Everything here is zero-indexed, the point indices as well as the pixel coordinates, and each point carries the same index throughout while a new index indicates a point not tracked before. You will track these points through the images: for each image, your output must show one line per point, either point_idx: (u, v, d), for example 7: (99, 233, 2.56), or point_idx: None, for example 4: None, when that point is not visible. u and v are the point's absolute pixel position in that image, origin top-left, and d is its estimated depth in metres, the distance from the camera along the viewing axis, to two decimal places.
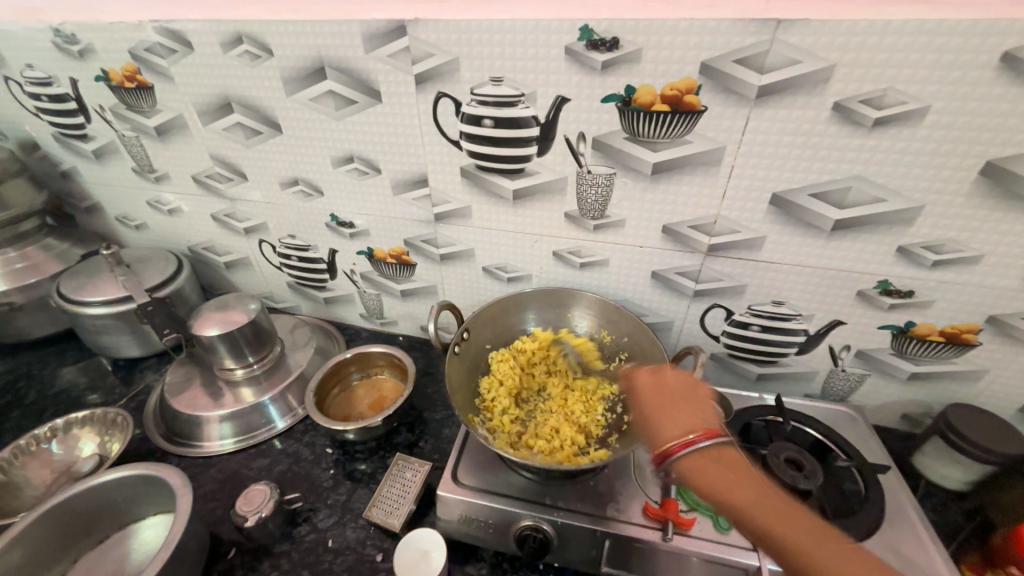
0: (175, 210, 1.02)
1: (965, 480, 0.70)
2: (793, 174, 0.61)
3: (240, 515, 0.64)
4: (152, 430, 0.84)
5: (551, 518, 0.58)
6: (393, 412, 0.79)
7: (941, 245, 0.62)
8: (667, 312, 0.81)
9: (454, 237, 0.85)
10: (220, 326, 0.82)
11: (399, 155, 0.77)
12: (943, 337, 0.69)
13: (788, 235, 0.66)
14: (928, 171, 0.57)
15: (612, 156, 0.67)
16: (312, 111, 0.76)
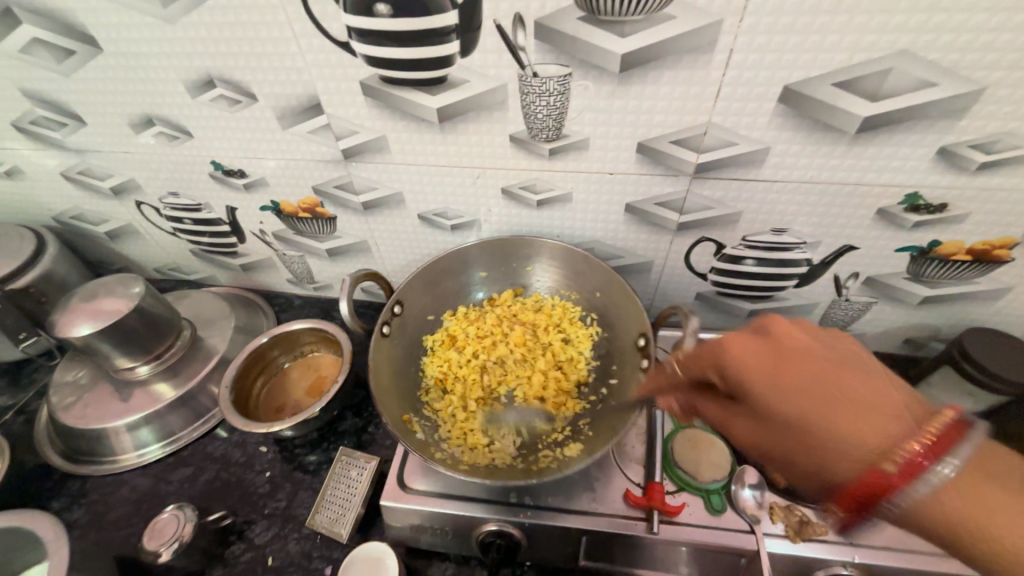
0: (13, 171, 0.79)
1: (973, 410, 0.63)
2: (813, 55, 0.44)
3: (150, 552, 0.54)
4: (50, 449, 0.71)
5: (517, 520, 0.49)
6: (331, 400, 0.66)
7: (994, 142, 0.47)
8: (645, 251, 0.67)
9: (374, 180, 0.66)
10: (93, 321, 0.64)
11: (275, 71, 0.55)
12: (969, 256, 0.58)
13: (798, 143, 0.50)
14: (1004, 35, 0.40)
15: (563, 47, 0.47)
16: (129, 11, 0.52)
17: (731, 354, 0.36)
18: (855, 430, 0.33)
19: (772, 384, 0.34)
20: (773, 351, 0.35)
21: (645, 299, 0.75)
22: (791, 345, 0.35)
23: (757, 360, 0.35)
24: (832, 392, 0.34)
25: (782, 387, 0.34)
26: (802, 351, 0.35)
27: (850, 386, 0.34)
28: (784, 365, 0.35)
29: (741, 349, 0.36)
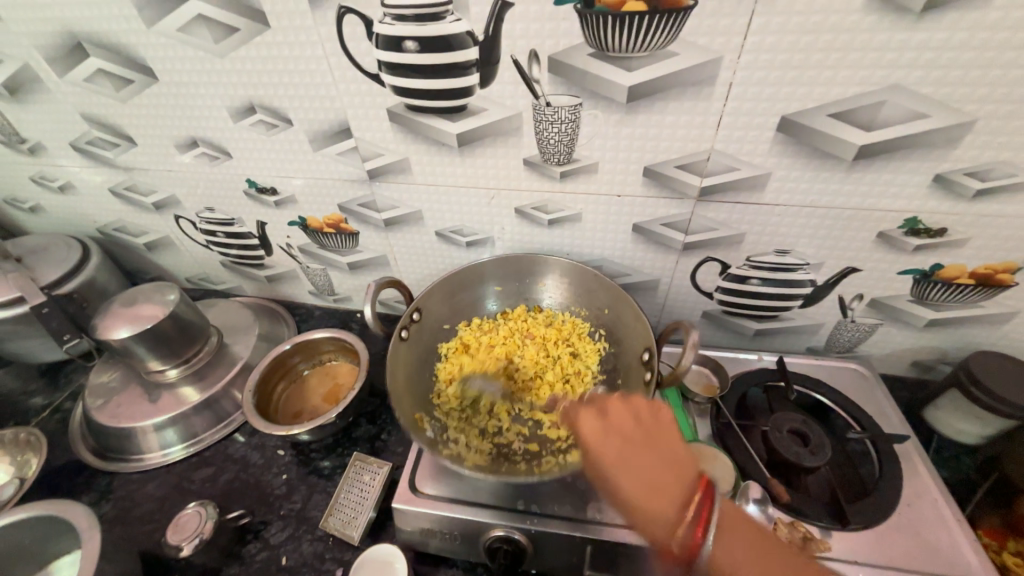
0: (66, 186, 0.86)
1: (982, 434, 0.63)
2: (810, 88, 0.47)
3: (172, 546, 0.56)
4: (81, 445, 0.75)
5: (524, 527, 0.51)
6: (347, 407, 0.69)
7: (988, 170, 0.49)
8: (652, 269, 0.69)
9: (396, 199, 0.70)
10: (132, 326, 0.69)
11: (310, 100, 0.61)
12: (973, 279, 0.59)
13: (798, 169, 0.53)
14: (990, 71, 0.43)
15: (575, 80, 0.51)
16: (184, 47, 0.59)
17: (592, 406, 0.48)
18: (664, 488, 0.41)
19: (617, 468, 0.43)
20: (641, 423, 0.46)
21: (653, 317, 0.77)
22: (661, 425, 0.46)
23: (597, 438, 0.46)
24: (637, 442, 0.45)
25: (615, 430, 0.46)
26: (625, 426, 0.46)
27: (664, 467, 0.42)
28: (625, 451, 0.44)
29: (616, 417, 0.47)
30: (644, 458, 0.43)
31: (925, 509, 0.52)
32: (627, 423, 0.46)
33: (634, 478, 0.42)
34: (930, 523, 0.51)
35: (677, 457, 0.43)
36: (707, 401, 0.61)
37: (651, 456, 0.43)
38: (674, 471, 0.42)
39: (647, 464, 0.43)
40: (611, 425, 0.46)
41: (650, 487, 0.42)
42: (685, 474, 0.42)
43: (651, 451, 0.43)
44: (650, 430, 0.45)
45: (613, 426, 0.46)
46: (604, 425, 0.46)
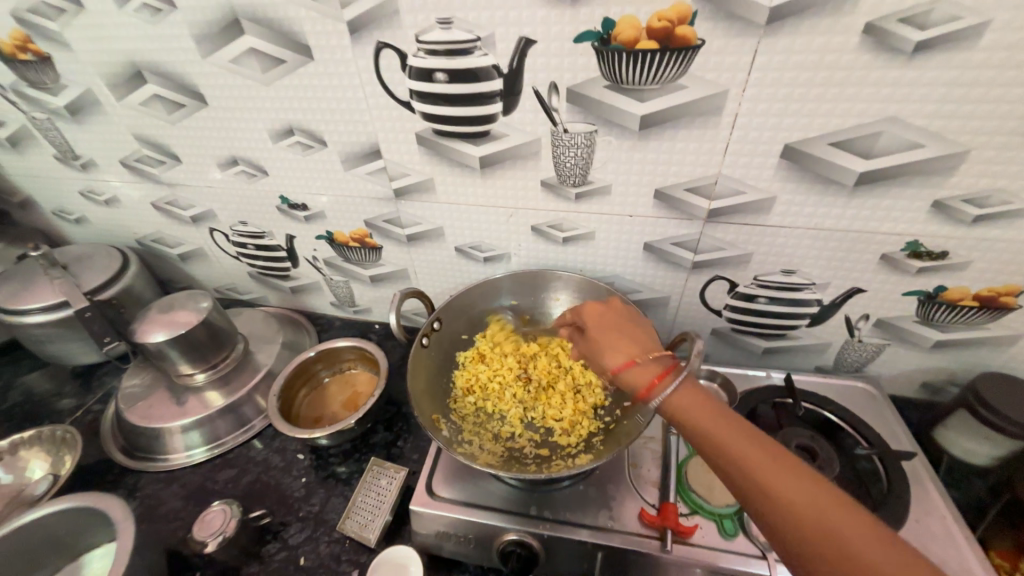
0: (112, 200, 0.92)
1: (993, 456, 0.63)
2: (811, 119, 0.50)
3: (198, 541, 0.59)
4: (111, 444, 0.78)
5: (536, 531, 0.53)
6: (366, 413, 0.72)
7: (985, 197, 0.52)
8: (662, 287, 0.72)
9: (420, 216, 0.75)
10: (167, 330, 0.73)
11: (345, 124, 0.66)
12: (977, 302, 0.61)
13: (801, 194, 0.56)
14: (980, 105, 0.46)
15: (591, 110, 0.56)
16: (234, 76, 0.65)
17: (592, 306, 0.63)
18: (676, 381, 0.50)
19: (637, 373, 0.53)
20: (611, 312, 0.62)
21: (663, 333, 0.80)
22: (631, 322, 0.60)
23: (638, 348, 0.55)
24: (617, 332, 0.58)
25: (600, 328, 0.60)
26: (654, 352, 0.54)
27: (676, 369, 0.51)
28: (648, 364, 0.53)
29: (597, 321, 0.61)
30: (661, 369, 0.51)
31: (933, 527, 0.53)
32: (606, 323, 0.60)
33: (594, 341, 0.59)
34: (937, 540, 0.52)
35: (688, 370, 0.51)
36: None
37: (637, 334, 0.57)
38: (642, 342, 0.56)
39: (629, 334, 0.57)
40: (593, 325, 0.60)
41: (625, 351, 0.55)
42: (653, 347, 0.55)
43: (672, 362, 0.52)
44: (635, 334, 0.57)
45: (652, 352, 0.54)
46: (603, 314, 0.61)
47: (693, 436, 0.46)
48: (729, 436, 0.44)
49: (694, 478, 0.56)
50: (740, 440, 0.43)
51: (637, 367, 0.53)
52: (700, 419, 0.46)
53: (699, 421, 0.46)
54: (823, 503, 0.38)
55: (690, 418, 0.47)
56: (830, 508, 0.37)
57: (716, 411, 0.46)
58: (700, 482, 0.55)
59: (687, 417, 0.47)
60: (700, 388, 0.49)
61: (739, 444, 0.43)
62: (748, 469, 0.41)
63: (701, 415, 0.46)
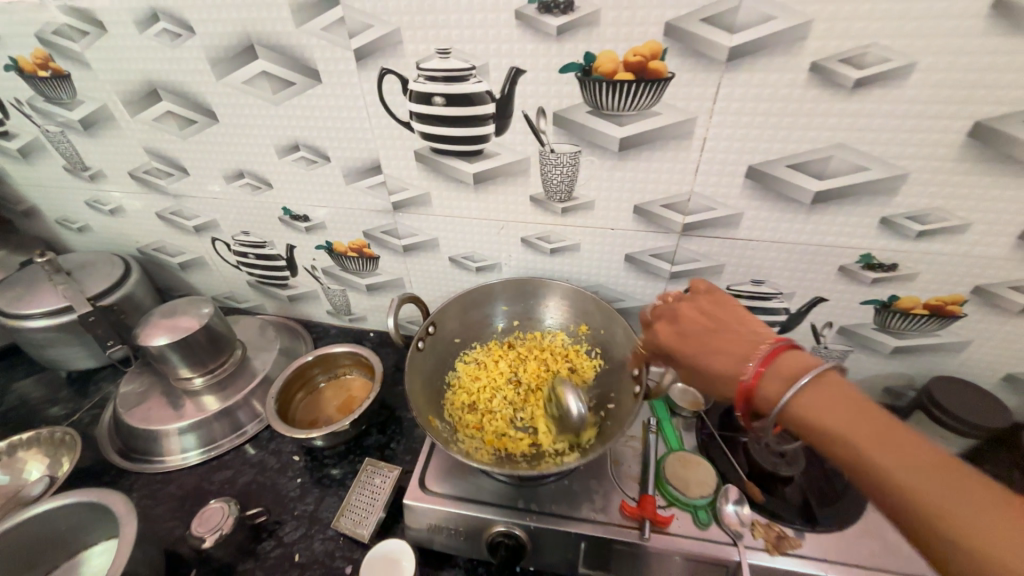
0: (117, 210, 0.95)
1: (947, 454, 0.68)
2: (770, 144, 0.56)
3: (196, 536, 0.61)
4: (107, 446, 0.80)
5: (524, 523, 0.56)
6: (361, 415, 0.75)
7: (926, 215, 0.58)
8: (644, 296, 0.77)
9: (416, 227, 0.79)
10: (170, 334, 0.76)
11: (349, 141, 0.71)
12: (927, 310, 0.66)
13: (765, 210, 0.62)
14: (914, 135, 0.52)
15: (575, 132, 0.61)
16: (246, 96, 0.69)
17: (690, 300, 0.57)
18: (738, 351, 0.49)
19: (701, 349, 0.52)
20: (710, 305, 0.55)
21: None
22: (729, 316, 0.53)
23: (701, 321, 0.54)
24: (714, 330, 0.53)
25: (695, 327, 0.54)
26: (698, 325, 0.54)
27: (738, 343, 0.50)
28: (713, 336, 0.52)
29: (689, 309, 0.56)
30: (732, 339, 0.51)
31: None
32: (699, 319, 0.54)
33: (688, 352, 0.53)
34: None
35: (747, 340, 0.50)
36: (693, 416, 0.67)
37: (737, 326, 0.52)
38: (756, 335, 0.50)
39: (732, 325, 0.52)
40: (682, 326, 0.55)
41: (725, 348, 0.51)
42: (763, 339, 0.49)
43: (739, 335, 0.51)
44: (739, 323, 0.52)
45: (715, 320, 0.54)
46: (700, 308, 0.55)
47: (840, 448, 0.42)
48: (838, 413, 0.43)
49: (671, 467, 0.60)
50: (907, 457, 0.39)
51: (776, 356, 0.47)
52: (834, 419, 0.43)
53: (842, 417, 0.43)
54: (974, 498, 0.36)
55: (831, 419, 0.43)
56: (985, 507, 0.36)
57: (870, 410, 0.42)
58: (677, 470, 0.59)
59: (819, 419, 0.44)
60: (836, 380, 0.45)
61: (889, 450, 0.40)
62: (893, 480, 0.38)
63: (847, 413, 0.43)
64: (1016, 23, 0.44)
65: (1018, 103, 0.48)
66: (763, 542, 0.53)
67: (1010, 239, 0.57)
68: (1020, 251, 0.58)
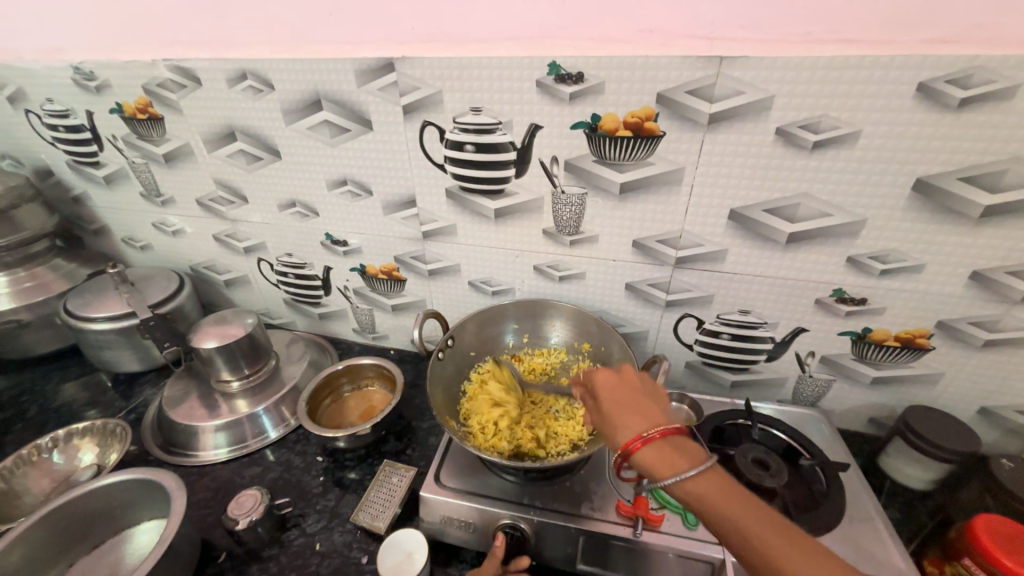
0: (178, 231, 1.08)
1: (926, 479, 0.73)
2: (747, 192, 0.67)
3: (231, 518, 0.67)
4: (150, 441, 0.88)
5: (529, 516, 0.62)
6: (382, 420, 0.82)
7: (887, 256, 0.67)
8: (642, 322, 0.85)
9: (442, 254, 0.90)
10: (219, 339, 0.85)
11: (390, 178, 0.83)
12: (898, 342, 0.74)
13: (747, 248, 0.72)
14: (867, 188, 0.62)
15: (583, 177, 0.73)
16: (308, 139, 0.83)
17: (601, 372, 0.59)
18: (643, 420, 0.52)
19: (614, 412, 0.55)
20: (626, 384, 0.57)
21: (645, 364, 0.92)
22: (645, 391, 0.56)
23: (611, 387, 0.57)
24: (629, 407, 0.54)
25: (611, 401, 0.56)
26: (613, 387, 0.57)
27: (644, 412, 0.53)
28: (628, 401, 0.55)
29: (603, 383, 0.57)
30: (645, 409, 0.53)
31: (864, 528, 0.62)
32: (619, 394, 0.56)
33: (607, 413, 0.55)
34: (868, 538, 0.61)
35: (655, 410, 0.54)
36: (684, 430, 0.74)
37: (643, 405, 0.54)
38: (662, 412, 0.53)
39: (636, 403, 0.54)
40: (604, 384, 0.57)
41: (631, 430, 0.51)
42: (663, 418, 0.52)
43: (647, 406, 0.54)
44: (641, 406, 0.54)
45: (625, 385, 0.57)
46: (612, 382, 0.57)
47: (740, 538, 0.43)
48: (727, 497, 0.45)
49: None
50: (774, 532, 0.42)
51: (654, 443, 0.49)
52: (731, 511, 0.44)
53: (733, 507, 0.44)
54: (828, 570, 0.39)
55: (726, 507, 0.44)
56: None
57: (758, 506, 0.44)
58: None
59: (718, 508, 0.45)
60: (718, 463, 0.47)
61: (787, 549, 0.41)
62: (775, 560, 0.41)
63: (734, 507, 0.44)
64: (936, 103, 0.55)
65: (947, 165, 0.58)
66: None
67: (962, 279, 0.65)
68: (971, 290, 0.66)
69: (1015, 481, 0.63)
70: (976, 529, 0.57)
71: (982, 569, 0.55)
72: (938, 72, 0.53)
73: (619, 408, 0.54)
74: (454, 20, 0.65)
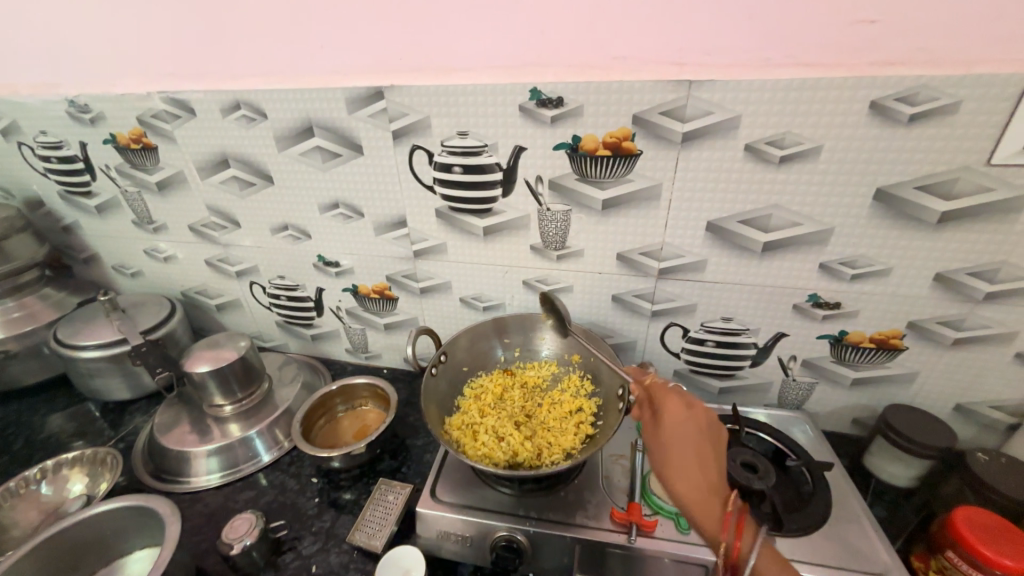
0: (170, 257, 1.09)
1: (908, 476, 0.75)
2: (722, 205, 0.71)
3: (226, 542, 0.67)
4: (141, 469, 0.87)
5: (524, 527, 0.62)
6: (376, 438, 0.82)
7: (855, 261, 0.70)
8: (630, 332, 0.88)
9: (432, 272, 0.92)
10: (211, 363, 0.86)
11: (381, 200, 0.86)
12: (873, 343, 0.77)
13: (725, 257, 0.75)
14: (833, 197, 0.66)
15: (566, 195, 0.76)
16: (301, 164, 0.86)
17: (686, 405, 0.56)
18: (705, 482, 0.52)
19: (676, 462, 0.53)
20: (693, 431, 0.55)
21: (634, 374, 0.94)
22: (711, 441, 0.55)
23: (676, 431, 0.55)
24: (701, 451, 0.54)
25: (683, 440, 0.54)
26: (680, 428, 0.55)
27: (706, 469, 0.53)
28: (689, 453, 0.54)
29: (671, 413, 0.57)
30: (709, 469, 0.53)
31: (851, 525, 0.64)
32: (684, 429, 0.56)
33: (665, 459, 0.54)
34: (854, 534, 0.63)
35: (717, 468, 0.53)
36: None
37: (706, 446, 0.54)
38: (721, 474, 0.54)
39: (695, 447, 0.54)
40: (672, 421, 0.55)
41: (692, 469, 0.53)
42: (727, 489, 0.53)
43: (710, 462, 0.53)
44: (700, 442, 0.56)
45: (690, 431, 0.55)
46: (679, 423, 0.55)
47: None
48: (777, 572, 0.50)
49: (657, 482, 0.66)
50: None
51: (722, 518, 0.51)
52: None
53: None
54: None
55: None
56: None
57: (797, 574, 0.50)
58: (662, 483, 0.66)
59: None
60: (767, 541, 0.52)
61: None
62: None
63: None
64: (888, 118, 0.59)
65: (903, 175, 0.62)
66: None
67: (926, 281, 0.69)
68: (936, 291, 0.70)
69: (990, 473, 0.66)
70: (955, 521, 0.59)
71: (964, 561, 0.57)
72: (886, 91, 0.58)
73: (683, 459, 0.53)
74: (440, 51, 0.69)
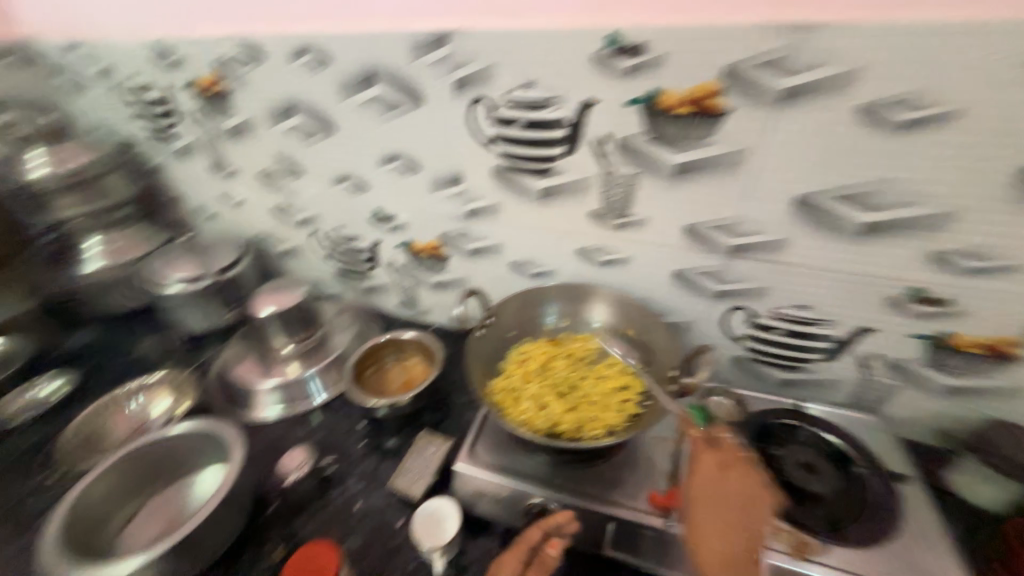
0: (241, 202, 1.15)
1: (1003, 499, 0.66)
2: (818, 175, 0.61)
3: (283, 471, 0.74)
4: (214, 396, 0.96)
5: (559, 498, 0.62)
6: (420, 392, 0.84)
7: (980, 253, 0.59)
8: (689, 312, 0.82)
9: (485, 233, 0.90)
10: (276, 305, 0.91)
11: (438, 155, 0.84)
12: (983, 349, 0.66)
13: (813, 237, 0.66)
14: (965, 173, 0.55)
15: (635, 157, 0.70)
16: (362, 114, 0.85)
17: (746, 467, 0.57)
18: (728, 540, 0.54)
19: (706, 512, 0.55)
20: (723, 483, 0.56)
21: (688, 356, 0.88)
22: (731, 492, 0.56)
23: (711, 485, 0.56)
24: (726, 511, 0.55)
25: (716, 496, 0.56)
26: (722, 484, 0.56)
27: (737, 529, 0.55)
28: (725, 514, 0.55)
29: (733, 477, 0.56)
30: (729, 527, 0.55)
31: (924, 546, 0.58)
32: (723, 490, 0.56)
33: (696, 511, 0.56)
34: (926, 557, 0.57)
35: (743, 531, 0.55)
36: (728, 424, 0.69)
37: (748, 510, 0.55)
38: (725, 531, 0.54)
39: (734, 510, 0.55)
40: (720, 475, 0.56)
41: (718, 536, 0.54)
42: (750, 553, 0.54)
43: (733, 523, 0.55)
44: (748, 513, 0.55)
45: (723, 491, 0.56)
46: (720, 479, 0.56)
47: None
48: None
49: None
50: None
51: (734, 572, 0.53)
52: None
53: None
54: None
55: None
56: None
57: None
58: None
59: None
60: None
61: None
62: None
63: None
64: None
65: None
66: (786, 545, 0.57)
67: None
68: None
69: None
70: None
71: None
72: None
73: (716, 515, 0.55)
74: None
